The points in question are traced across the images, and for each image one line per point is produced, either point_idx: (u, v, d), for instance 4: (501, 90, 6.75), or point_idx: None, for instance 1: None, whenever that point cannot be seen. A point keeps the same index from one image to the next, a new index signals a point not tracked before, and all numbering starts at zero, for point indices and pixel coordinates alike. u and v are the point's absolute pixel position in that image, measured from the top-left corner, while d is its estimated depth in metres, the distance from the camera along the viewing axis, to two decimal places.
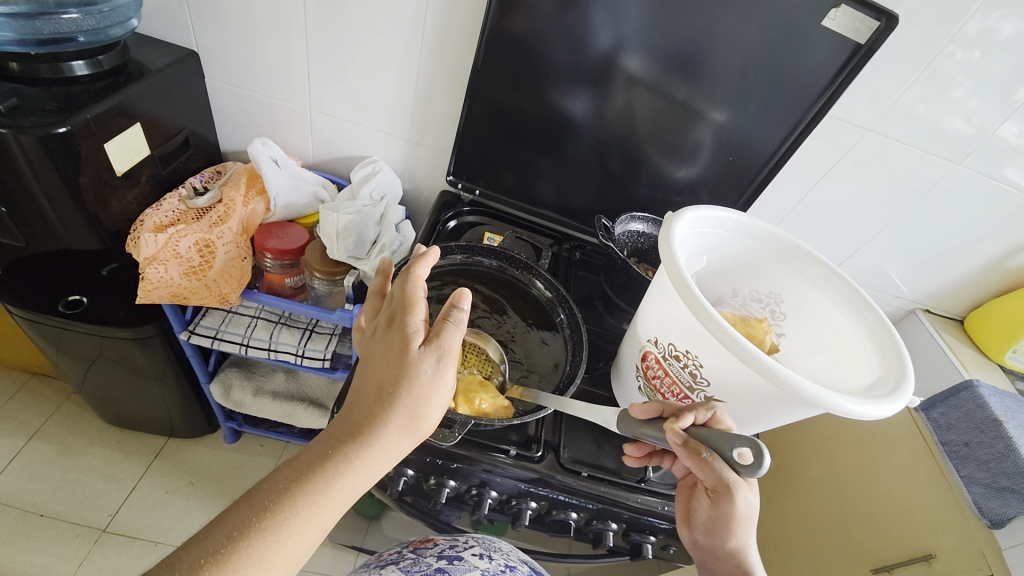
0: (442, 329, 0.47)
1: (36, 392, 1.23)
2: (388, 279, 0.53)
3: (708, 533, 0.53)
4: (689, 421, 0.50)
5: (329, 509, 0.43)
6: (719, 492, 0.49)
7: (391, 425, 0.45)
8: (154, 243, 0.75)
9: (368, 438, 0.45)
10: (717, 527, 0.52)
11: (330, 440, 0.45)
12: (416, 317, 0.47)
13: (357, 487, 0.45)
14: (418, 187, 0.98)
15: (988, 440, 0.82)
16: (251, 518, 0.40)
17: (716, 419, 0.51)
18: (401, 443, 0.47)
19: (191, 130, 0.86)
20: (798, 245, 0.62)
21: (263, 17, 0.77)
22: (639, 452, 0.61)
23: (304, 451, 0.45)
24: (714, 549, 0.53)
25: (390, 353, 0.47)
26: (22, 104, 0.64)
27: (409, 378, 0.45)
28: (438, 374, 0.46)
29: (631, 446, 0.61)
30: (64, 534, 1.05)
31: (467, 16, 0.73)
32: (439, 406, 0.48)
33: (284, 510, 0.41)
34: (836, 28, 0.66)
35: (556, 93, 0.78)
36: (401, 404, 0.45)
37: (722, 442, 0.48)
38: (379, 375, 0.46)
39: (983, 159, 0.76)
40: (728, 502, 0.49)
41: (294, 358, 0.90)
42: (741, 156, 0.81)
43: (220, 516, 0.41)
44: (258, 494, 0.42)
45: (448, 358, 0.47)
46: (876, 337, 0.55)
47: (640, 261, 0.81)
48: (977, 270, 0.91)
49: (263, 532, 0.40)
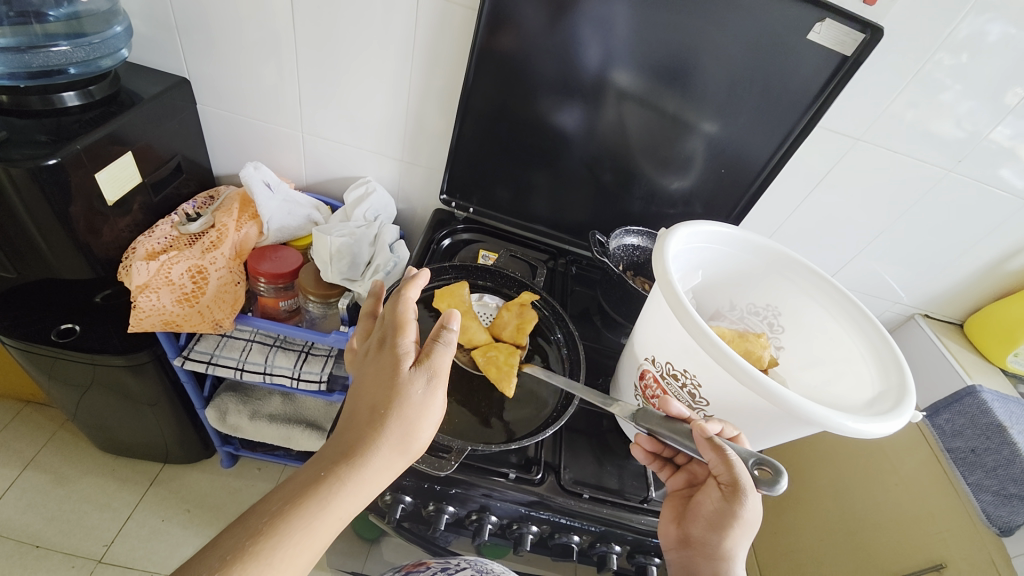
0: (433, 349, 0.47)
1: (30, 420, 1.22)
2: (380, 301, 0.54)
3: (705, 529, 0.49)
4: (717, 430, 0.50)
5: (322, 532, 0.42)
6: (733, 486, 0.47)
7: (383, 446, 0.44)
8: (146, 270, 0.74)
9: (360, 459, 0.44)
10: (718, 522, 0.48)
11: (324, 462, 0.44)
12: (407, 338, 0.48)
13: (350, 509, 0.44)
14: (412, 206, 0.98)
15: (994, 446, 0.79)
16: (245, 542, 0.39)
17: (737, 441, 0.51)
18: (394, 464, 0.46)
19: (183, 156, 0.86)
20: (794, 257, 0.62)
21: (254, 42, 0.77)
22: (650, 444, 0.60)
23: (298, 473, 0.44)
24: (706, 547, 0.48)
25: (383, 373, 0.47)
26: (13, 137, 0.64)
27: (401, 398, 0.45)
28: (429, 395, 0.46)
29: (644, 436, 0.60)
30: (59, 566, 1.03)
31: (457, 36, 0.74)
32: (431, 425, 0.47)
33: (278, 532, 0.40)
34: (823, 42, 0.66)
35: (546, 109, 0.78)
36: (393, 424, 0.45)
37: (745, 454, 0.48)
38: (370, 396, 0.46)
39: (977, 163, 0.76)
40: (747, 498, 0.46)
41: (290, 381, 0.89)
42: (734, 167, 0.81)
43: (213, 540, 0.39)
44: (251, 517, 0.41)
45: (439, 377, 0.47)
46: (875, 349, 0.54)
47: (636, 275, 0.81)
48: (973, 274, 0.91)
49: (256, 556, 0.39)
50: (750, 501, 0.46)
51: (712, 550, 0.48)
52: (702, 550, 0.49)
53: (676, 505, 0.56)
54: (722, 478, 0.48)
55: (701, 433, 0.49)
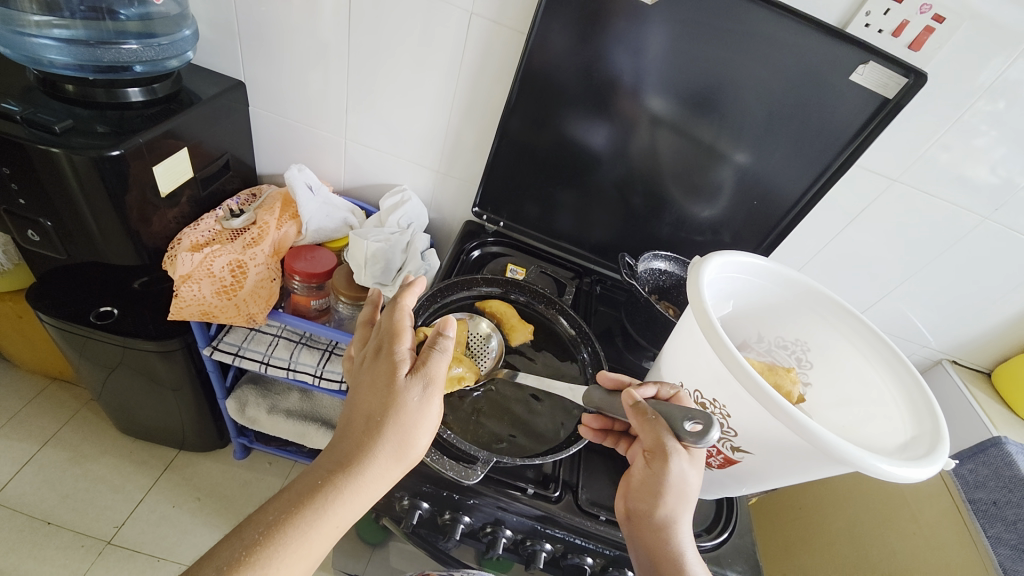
0: (429, 356, 0.48)
1: (55, 398, 1.25)
2: (378, 308, 0.55)
3: (638, 501, 0.51)
4: (649, 393, 0.54)
5: (318, 540, 0.43)
6: (658, 449, 0.49)
7: (379, 454, 0.45)
8: (190, 262, 0.77)
9: (356, 468, 0.45)
10: (651, 486, 0.49)
11: (320, 470, 0.45)
12: (403, 346, 0.48)
13: (347, 517, 0.45)
14: (443, 216, 1.00)
15: (1017, 500, 0.77)
16: (241, 553, 0.40)
17: (677, 399, 0.54)
18: (390, 472, 0.47)
19: (232, 154, 0.90)
20: (827, 293, 0.61)
21: (309, 51, 0.81)
22: (597, 422, 0.62)
23: (295, 482, 0.45)
24: (645, 514, 0.50)
25: (378, 381, 0.47)
26: (78, 126, 0.68)
27: (397, 407, 0.46)
28: (425, 402, 0.47)
29: (590, 415, 0.61)
30: (70, 543, 1.05)
31: (503, 56, 0.76)
32: (428, 432, 0.48)
33: (274, 543, 0.41)
34: (864, 83, 0.67)
35: (578, 130, 0.80)
36: (388, 433, 0.46)
37: (674, 413, 0.50)
38: (366, 404, 0.47)
39: (1012, 211, 0.75)
40: (671, 456, 0.48)
41: (311, 379, 0.90)
42: (765, 199, 0.82)
43: (209, 551, 0.40)
44: (248, 527, 0.42)
45: (434, 385, 0.47)
46: (909, 394, 0.54)
47: (661, 299, 0.81)
48: (1006, 322, 0.89)
49: (252, 566, 0.40)
50: (673, 461, 0.48)
51: (649, 520, 0.50)
52: (641, 521, 0.51)
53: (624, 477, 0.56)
54: (650, 441, 0.49)
55: (629, 399, 0.52)
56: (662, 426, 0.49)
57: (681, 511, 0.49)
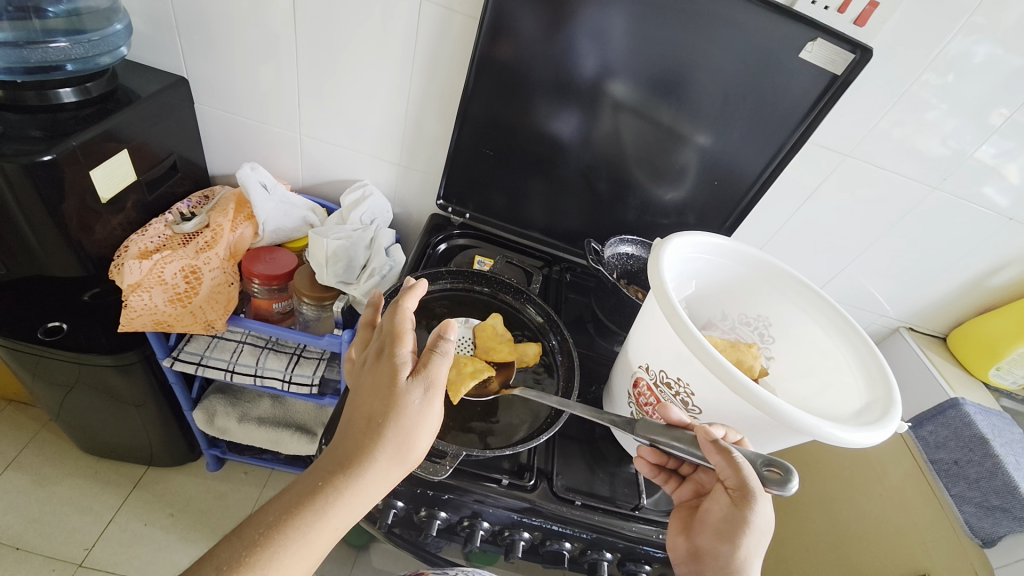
0: (430, 359, 0.47)
1: (10, 419, 1.19)
2: (378, 311, 0.54)
3: (714, 540, 0.49)
4: (720, 434, 0.50)
5: (317, 543, 0.42)
6: (741, 491, 0.47)
7: (380, 455, 0.44)
8: (139, 270, 0.73)
9: (358, 469, 0.44)
10: (728, 530, 0.47)
11: (321, 471, 0.44)
12: (404, 348, 0.47)
13: (347, 519, 0.43)
14: (408, 210, 0.98)
15: (977, 459, 0.78)
16: (241, 553, 0.39)
17: (743, 444, 0.51)
18: (391, 474, 0.46)
19: (179, 155, 0.86)
20: (783, 268, 0.63)
21: (255, 44, 0.78)
22: (653, 456, 0.60)
23: (296, 483, 0.44)
24: (717, 558, 0.48)
25: (379, 383, 0.46)
26: (6, 131, 0.64)
27: (398, 408, 0.45)
28: (426, 405, 0.46)
29: (646, 448, 0.60)
30: (38, 569, 1.00)
31: (457, 43, 0.75)
32: (429, 434, 0.47)
33: (274, 544, 0.40)
34: (815, 60, 0.68)
35: (542, 116, 0.79)
36: (390, 434, 0.44)
37: (755, 458, 0.48)
38: (367, 406, 0.46)
39: (960, 181, 0.78)
40: (755, 502, 0.46)
41: (280, 384, 0.88)
42: (726, 178, 0.83)
43: (208, 551, 0.39)
44: (247, 527, 0.41)
45: (436, 388, 0.46)
46: (863, 361, 0.55)
47: (629, 283, 0.82)
48: (959, 288, 0.93)
49: (252, 567, 0.39)
50: (758, 507, 0.46)
51: (724, 563, 0.47)
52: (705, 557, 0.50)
53: (682, 515, 0.56)
54: (730, 483, 0.48)
55: (706, 436, 0.49)
56: (745, 465, 0.47)
57: (755, 559, 0.47)
